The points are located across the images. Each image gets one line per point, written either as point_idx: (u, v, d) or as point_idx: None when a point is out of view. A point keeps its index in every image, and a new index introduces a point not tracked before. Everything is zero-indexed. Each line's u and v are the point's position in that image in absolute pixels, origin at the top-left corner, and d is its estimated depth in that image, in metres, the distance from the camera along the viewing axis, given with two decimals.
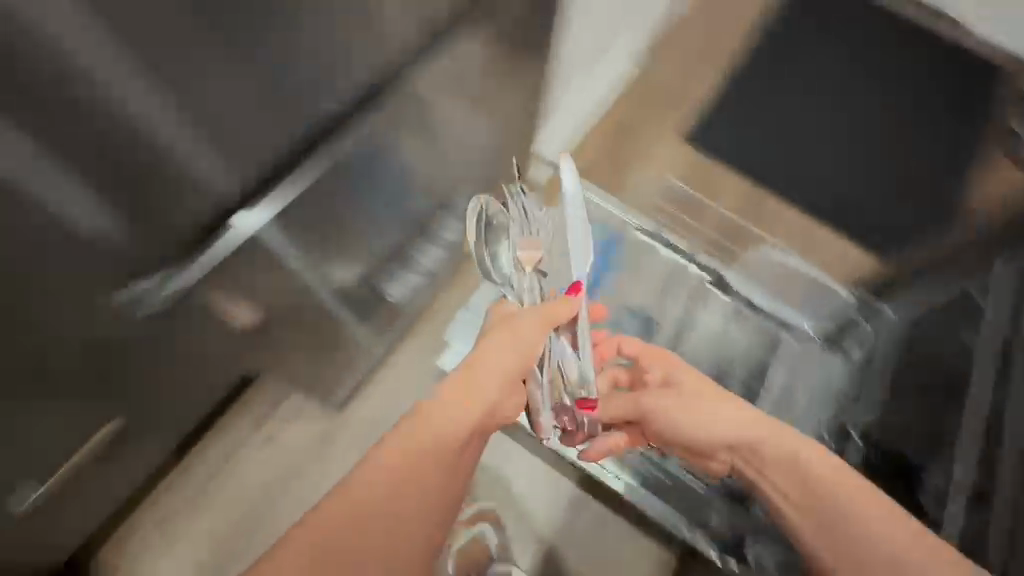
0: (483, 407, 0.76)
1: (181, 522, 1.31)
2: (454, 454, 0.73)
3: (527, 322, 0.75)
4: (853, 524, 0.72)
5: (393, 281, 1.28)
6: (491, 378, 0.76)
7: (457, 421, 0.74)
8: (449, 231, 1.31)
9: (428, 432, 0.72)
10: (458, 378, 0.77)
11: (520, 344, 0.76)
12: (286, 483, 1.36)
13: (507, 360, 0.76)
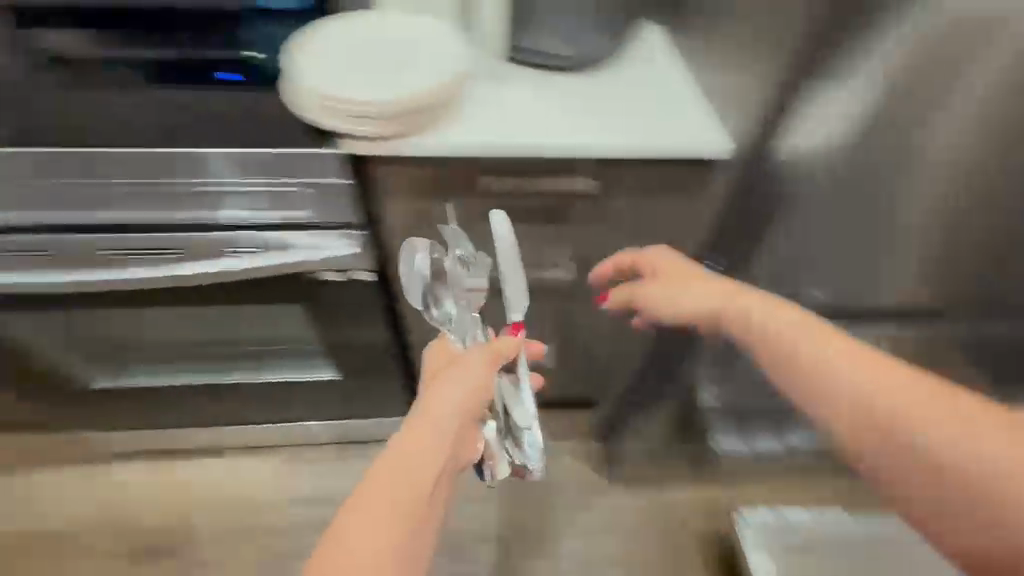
0: (458, 428, 0.61)
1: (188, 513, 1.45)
2: (444, 441, 0.59)
3: (466, 362, 0.65)
4: (759, 314, 0.78)
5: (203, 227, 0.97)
6: (453, 411, 0.61)
7: (422, 441, 0.58)
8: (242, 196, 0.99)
9: (396, 460, 0.57)
10: (415, 416, 0.61)
11: (455, 379, 0.64)
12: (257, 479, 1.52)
13: (454, 399, 0.62)
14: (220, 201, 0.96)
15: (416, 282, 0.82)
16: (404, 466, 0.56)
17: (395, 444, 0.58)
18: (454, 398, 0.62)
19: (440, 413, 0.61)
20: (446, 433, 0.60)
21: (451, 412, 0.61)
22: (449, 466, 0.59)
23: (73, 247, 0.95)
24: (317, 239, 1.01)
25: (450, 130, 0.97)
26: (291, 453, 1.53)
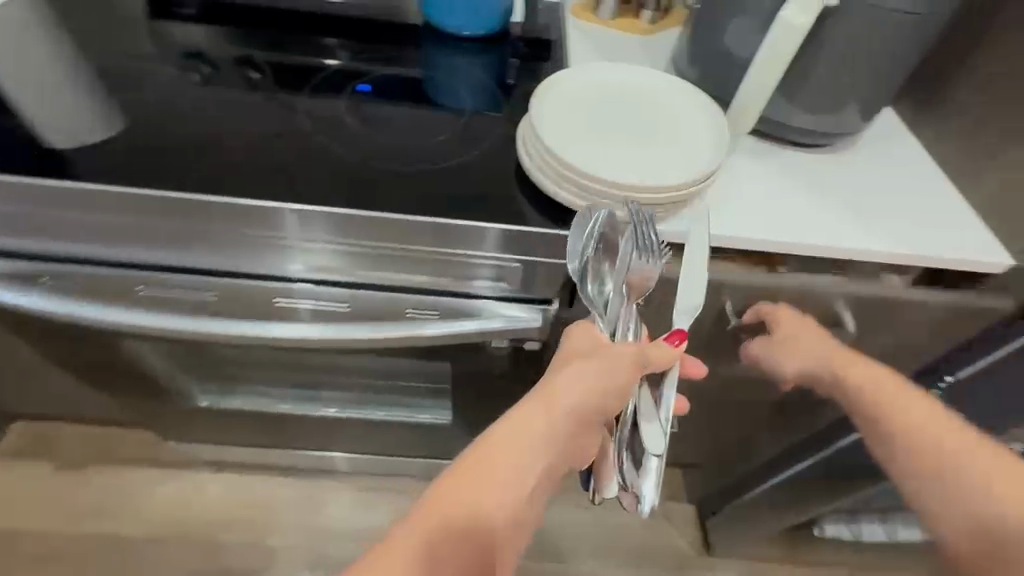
0: (570, 427, 0.51)
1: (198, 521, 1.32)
2: (547, 441, 0.51)
3: (609, 358, 0.53)
4: (921, 439, 0.63)
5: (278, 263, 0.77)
6: (572, 410, 0.52)
7: (534, 427, 0.51)
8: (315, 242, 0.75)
9: (505, 433, 0.50)
10: (531, 399, 0.53)
11: (594, 371, 0.53)
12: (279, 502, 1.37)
13: (582, 394, 0.52)
14: (322, 252, 0.75)
15: (583, 245, 0.59)
16: (502, 456, 0.50)
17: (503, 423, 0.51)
18: (576, 399, 0.52)
19: (563, 409, 0.51)
20: (557, 436, 0.51)
21: (568, 412, 0.51)
22: (546, 467, 0.51)
23: (246, 294, 0.78)
24: (501, 303, 0.79)
25: (720, 218, 0.69)
26: (364, 479, 1.41)
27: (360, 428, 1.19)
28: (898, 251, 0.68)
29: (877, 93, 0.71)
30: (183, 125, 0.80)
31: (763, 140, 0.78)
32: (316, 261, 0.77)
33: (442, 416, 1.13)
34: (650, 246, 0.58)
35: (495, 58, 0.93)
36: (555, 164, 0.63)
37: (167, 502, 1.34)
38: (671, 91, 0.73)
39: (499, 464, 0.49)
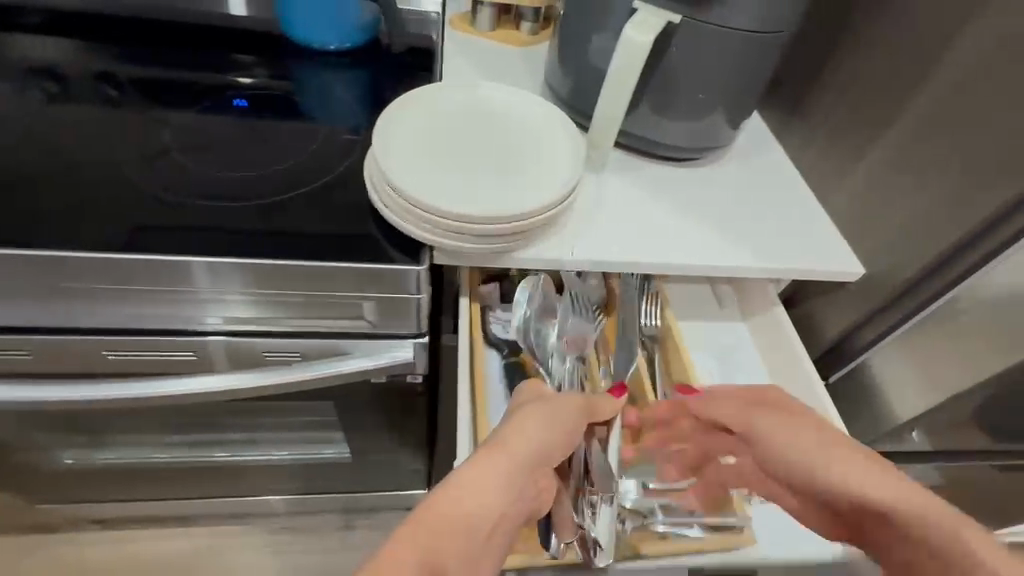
0: (532, 470, 0.47)
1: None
2: (512, 483, 0.45)
3: (564, 403, 0.53)
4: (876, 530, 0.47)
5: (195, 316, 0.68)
6: (533, 453, 0.48)
7: (497, 469, 0.45)
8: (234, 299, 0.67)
9: (465, 479, 0.43)
10: (488, 443, 0.47)
11: (551, 416, 0.51)
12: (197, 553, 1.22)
13: (540, 436, 0.49)
14: (238, 304, 0.67)
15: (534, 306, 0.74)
16: (462, 501, 0.42)
17: (463, 467, 0.44)
18: (537, 442, 0.49)
19: (524, 451, 0.48)
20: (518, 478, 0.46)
21: (530, 454, 0.48)
22: (510, 514, 0.45)
23: (68, 350, 0.69)
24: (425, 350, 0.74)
25: (581, 240, 0.66)
26: (276, 520, 1.27)
27: (259, 470, 1.08)
28: (762, 266, 0.68)
29: (739, 104, 0.71)
30: (1, 156, 0.70)
31: (633, 154, 0.77)
32: (234, 312, 0.68)
33: (344, 451, 1.06)
34: (582, 310, 0.75)
35: (368, 66, 0.87)
36: (396, 194, 0.59)
37: (47, 571, 1.18)
38: (536, 109, 0.70)
39: (462, 510, 0.42)
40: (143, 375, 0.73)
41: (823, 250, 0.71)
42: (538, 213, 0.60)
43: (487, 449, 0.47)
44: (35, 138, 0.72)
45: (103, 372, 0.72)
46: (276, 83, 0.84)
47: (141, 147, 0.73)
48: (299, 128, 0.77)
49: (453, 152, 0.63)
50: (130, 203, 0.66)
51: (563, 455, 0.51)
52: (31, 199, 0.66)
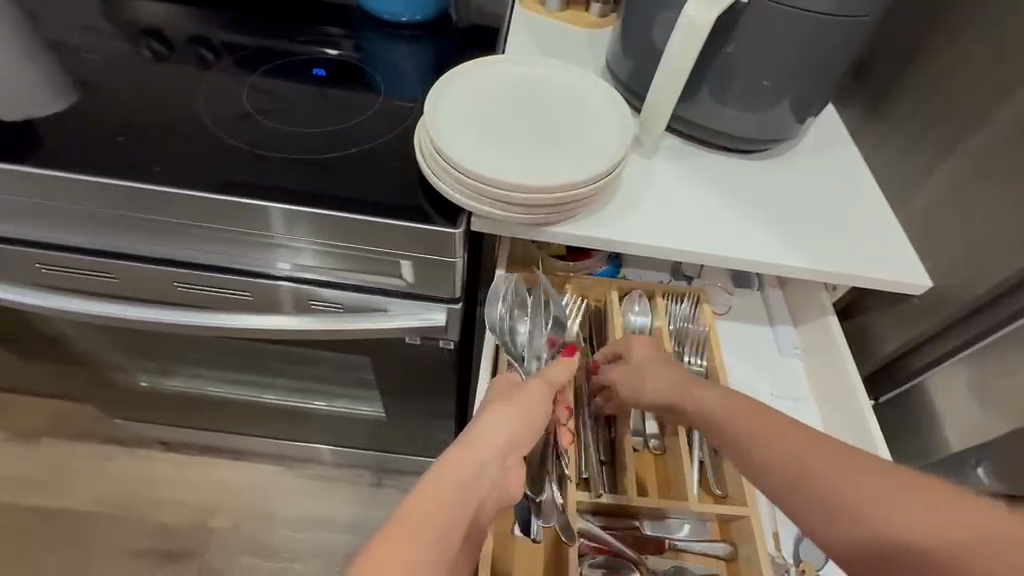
0: (504, 461, 0.49)
1: (164, 502, 1.30)
2: (484, 476, 0.47)
3: (529, 392, 0.54)
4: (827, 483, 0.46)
5: (273, 260, 0.75)
6: (502, 446, 0.50)
7: (469, 466, 0.47)
8: (301, 249, 0.72)
9: (441, 477, 0.46)
10: (459, 442, 0.49)
11: (517, 406, 0.53)
12: (245, 483, 1.33)
13: (508, 429, 0.51)
14: (310, 253, 0.73)
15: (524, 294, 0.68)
16: (445, 497, 0.44)
17: (441, 466, 0.46)
18: (506, 434, 0.50)
19: (499, 441, 0.50)
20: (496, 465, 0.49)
21: (499, 446, 0.50)
22: (483, 505, 0.47)
23: (147, 278, 0.78)
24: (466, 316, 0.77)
25: (628, 221, 0.66)
26: (314, 467, 1.36)
27: (302, 416, 1.16)
28: (824, 270, 0.64)
29: (814, 95, 0.66)
30: (114, 101, 0.78)
31: (690, 142, 0.74)
32: (300, 260, 0.74)
33: (379, 410, 1.11)
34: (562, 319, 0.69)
35: (437, 41, 0.89)
36: (451, 170, 0.60)
37: (119, 479, 1.32)
38: (589, 89, 0.70)
39: (444, 506, 0.44)
40: (206, 308, 0.81)
41: (891, 257, 0.66)
42: (591, 185, 0.61)
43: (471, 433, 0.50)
44: (142, 87, 0.81)
45: (176, 302, 0.81)
46: (351, 52, 0.88)
47: (228, 102, 0.80)
48: (367, 94, 0.81)
49: (504, 128, 0.64)
50: (216, 150, 0.73)
51: (529, 441, 0.53)
52: (134, 141, 0.73)
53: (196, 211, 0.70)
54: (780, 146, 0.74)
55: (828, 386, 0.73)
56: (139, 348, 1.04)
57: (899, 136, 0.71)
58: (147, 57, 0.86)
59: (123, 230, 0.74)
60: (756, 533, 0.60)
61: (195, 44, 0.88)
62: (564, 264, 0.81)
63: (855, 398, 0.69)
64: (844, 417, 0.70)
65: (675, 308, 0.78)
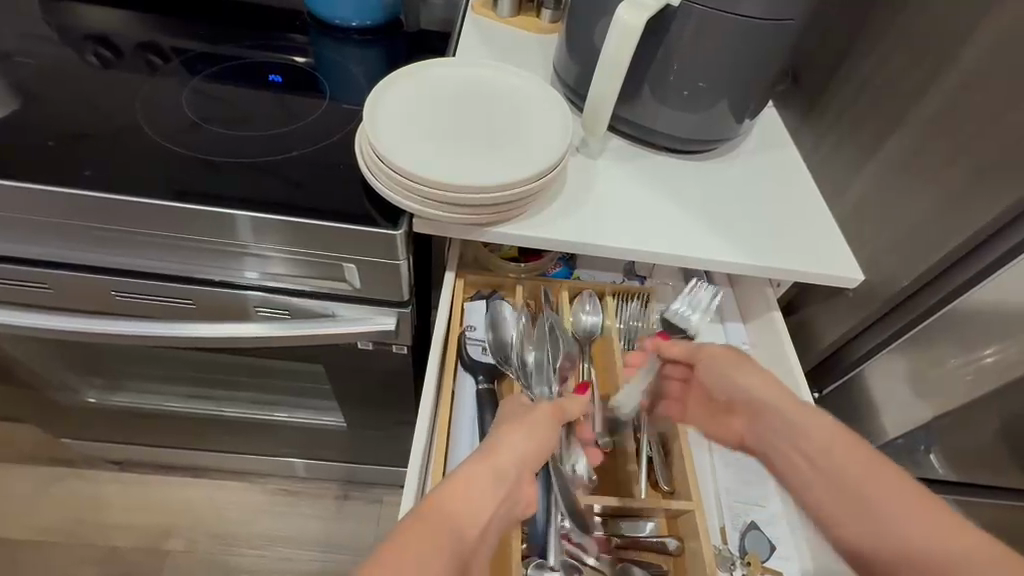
0: (521, 474, 0.48)
1: (120, 524, 1.25)
2: (499, 488, 0.46)
3: (541, 413, 0.54)
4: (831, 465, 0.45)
5: (234, 269, 0.73)
6: (519, 460, 0.49)
7: (487, 473, 0.46)
8: (262, 257, 0.71)
9: (457, 484, 0.44)
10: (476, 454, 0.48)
11: (531, 425, 0.52)
12: (207, 500, 1.29)
13: (525, 445, 0.50)
14: (276, 261, 0.71)
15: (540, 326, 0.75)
16: (455, 502, 0.43)
17: (457, 472, 0.45)
18: (518, 450, 0.49)
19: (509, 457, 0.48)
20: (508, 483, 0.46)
21: (516, 460, 0.48)
22: (497, 519, 0.45)
23: (86, 288, 0.76)
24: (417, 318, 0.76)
25: (569, 221, 0.66)
26: (278, 482, 1.32)
27: (262, 430, 1.13)
28: (763, 264, 0.66)
29: (748, 96, 0.68)
30: (48, 107, 0.76)
31: (634, 144, 0.76)
32: (268, 268, 0.72)
33: (341, 420, 1.08)
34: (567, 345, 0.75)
35: (387, 45, 0.89)
36: (389, 170, 0.60)
37: (68, 503, 1.26)
38: (533, 92, 0.71)
39: (455, 511, 0.42)
40: (150, 317, 0.79)
41: (825, 251, 0.68)
42: (532, 183, 0.62)
43: (479, 449, 0.49)
44: (78, 92, 0.78)
45: (116, 312, 0.79)
46: (300, 57, 0.88)
47: (169, 107, 0.78)
48: (315, 98, 0.81)
49: (446, 130, 0.64)
50: (153, 155, 0.71)
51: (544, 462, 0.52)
52: (67, 146, 0.71)
53: (128, 216, 0.67)
54: (722, 146, 0.76)
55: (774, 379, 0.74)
56: (87, 363, 1.00)
57: (832, 136, 0.73)
58: (87, 62, 0.83)
59: (57, 238, 0.71)
60: (700, 529, 0.60)
61: (139, 49, 0.86)
62: (517, 266, 0.81)
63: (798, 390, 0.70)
64: None
65: (624, 308, 0.79)
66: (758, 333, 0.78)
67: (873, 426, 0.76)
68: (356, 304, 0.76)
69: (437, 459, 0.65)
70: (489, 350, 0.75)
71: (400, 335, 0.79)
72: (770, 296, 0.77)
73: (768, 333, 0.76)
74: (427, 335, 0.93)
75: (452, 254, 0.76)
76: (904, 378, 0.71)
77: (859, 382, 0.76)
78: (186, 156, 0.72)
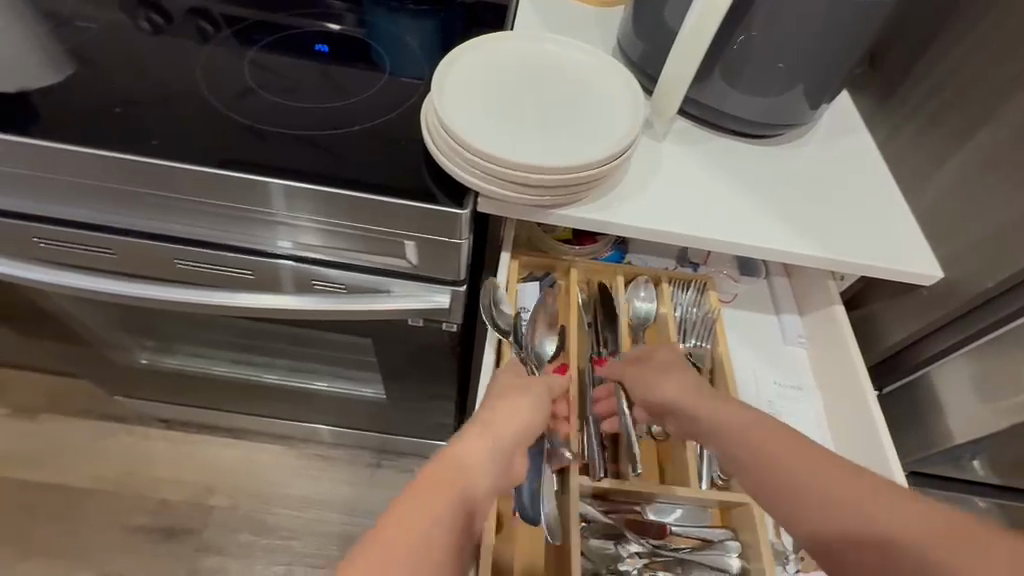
0: (513, 450, 0.51)
1: (166, 479, 1.31)
2: (498, 461, 0.49)
3: (536, 385, 0.58)
4: (835, 498, 0.41)
5: (288, 242, 0.74)
6: (513, 436, 0.52)
7: (482, 446, 0.49)
8: (315, 231, 0.71)
9: (451, 462, 0.47)
10: (471, 427, 0.52)
11: (523, 402, 0.55)
12: (246, 461, 1.34)
13: (518, 423, 0.53)
14: (326, 235, 0.71)
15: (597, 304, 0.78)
16: (461, 476, 0.46)
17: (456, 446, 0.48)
18: (511, 425, 0.53)
19: (502, 432, 0.51)
20: (503, 456, 0.50)
21: (511, 435, 0.52)
22: (498, 491, 0.49)
23: (145, 255, 0.77)
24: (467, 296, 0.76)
25: (635, 204, 0.65)
26: (313, 447, 1.36)
27: (303, 397, 1.16)
28: (827, 256, 0.64)
29: (825, 80, 0.65)
30: (107, 73, 0.76)
31: (697, 125, 0.73)
32: (299, 238, 0.73)
33: (380, 392, 1.10)
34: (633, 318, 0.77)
35: (443, 16, 0.87)
36: (455, 147, 0.59)
37: (116, 457, 1.32)
38: (596, 68, 0.68)
39: (460, 484, 0.46)
40: (203, 285, 0.80)
41: (899, 247, 0.66)
42: (607, 164, 0.60)
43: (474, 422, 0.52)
44: (136, 58, 0.79)
45: (171, 279, 0.80)
46: (354, 27, 0.86)
47: (224, 76, 0.78)
48: (371, 70, 0.79)
49: (515, 110, 0.62)
50: (210, 124, 0.71)
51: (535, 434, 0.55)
52: (127, 113, 0.72)
53: (184, 184, 0.68)
54: (790, 131, 0.73)
55: (835, 374, 0.73)
56: (139, 326, 1.03)
57: (914, 123, 0.69)
58: (140, 28, 0.83)
59: (119, 206, 0.73)
60: (756, 522, 0.61)
61: (191, 15, 0.86)
62: (570, 248, 0.81)
63: (863, 385, 0.68)
64: (850, 407, 0.70)
65: (680, 295, 0.78)
66: (820, 325, 0.76)
67: (932, 427, 0.74)
68: (408, 280, 0.76)
69: None
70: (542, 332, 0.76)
71: (450, 311, 0.79)
72: (832, 288, 0.75)
73: (834, 326, 0.73)
74: (472, 313, 0.94)
75: (507, 233, 0.75)
76: (974, 384, 0.68)
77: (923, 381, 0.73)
78: (241, 125, 0.71)
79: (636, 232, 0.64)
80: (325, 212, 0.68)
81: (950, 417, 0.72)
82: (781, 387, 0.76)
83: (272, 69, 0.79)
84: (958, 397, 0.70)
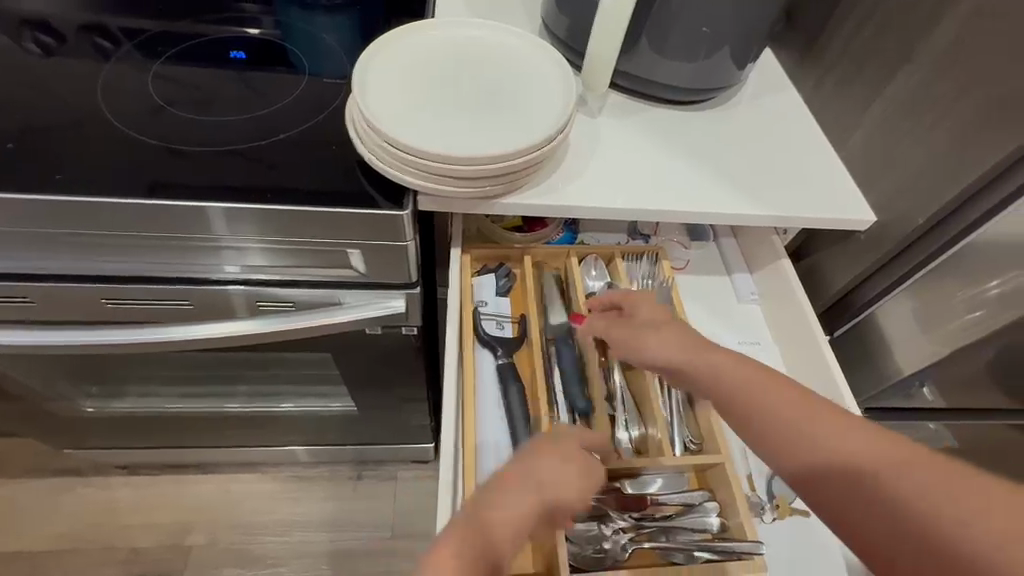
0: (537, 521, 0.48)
1: (137, 526, 1.24)
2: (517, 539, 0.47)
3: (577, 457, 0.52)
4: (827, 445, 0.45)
5: (226, 265, 0.70)
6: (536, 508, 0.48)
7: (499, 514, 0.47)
8: (254, 251, 0.68)
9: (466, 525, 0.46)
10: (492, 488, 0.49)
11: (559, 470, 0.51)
12: (221, 494, 1.28)
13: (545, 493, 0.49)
14: (268, 254, 0.68)
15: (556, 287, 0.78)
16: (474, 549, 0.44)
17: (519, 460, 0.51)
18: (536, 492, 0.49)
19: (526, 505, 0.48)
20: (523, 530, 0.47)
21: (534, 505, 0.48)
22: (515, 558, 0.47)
23: (71, 298, 0.71)
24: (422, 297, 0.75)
25: (576, 183, 0.64)
26: (289, 469, 1.32)
27: (270, 421, 1.11)
28: (770, 212, 0.65)
29: (750, 39, 0.66)
30: None
31: (631, 98, 0.73)
32: (245, 261, 0.69)
33: (350, 404, 1.07)
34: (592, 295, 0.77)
35: (361, 8, 0.83)
36: (386, 146, 0.56)
37: (78, 513, 1.24)
38: (521, 48, 0.67)
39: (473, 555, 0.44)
40: (140, 322, 0.75)
41: (837, 197, 0.68)
42: (546, 146, 0.59)
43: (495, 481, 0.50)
44: (27, 84, 0.71)
45: (104, 320, 0.75)
46: (269, 29, 0.81)
47: (130, 95, 0.71)
48: (292, 73, 0.75)
49: (444, 101, 0.60)
50: (122, 149, 0.66)
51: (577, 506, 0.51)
52: (26, 146, 0.65)
53: (101, 217, 0.63)
54: (722, 94, 0.74)
55: (790, 325, 0.75)
56: (81, 374, 0.96)
57: (834, 76, 0.72)
58: (26, 50, 0.76)
59: (31, 250, 0.67)
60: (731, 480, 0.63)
61: (85, 33, 0.79)
62: (520, 236, 0.80)
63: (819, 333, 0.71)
64: (805, 355, 0.72)
65: (635, 268, 0.79)
66: (772, 278, 0.78)
67: (881, 361, 0.78)
68: (361, 290, 0.74)
69: (464, 436, 0.65)
70: (503, 323, 0.75)
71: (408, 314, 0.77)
72: (777, 244, 0.77)
73: (788, 281, 0.75)
74: (432, 311, 0.92)
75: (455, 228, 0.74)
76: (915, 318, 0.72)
77: (871, 323, 0.76)
78: (157, 145, 0.66)
79: (582, 211, 0.64)
80: (262, 230, 0.65)
81: (896, 351, 0.76)
82: (741, 344, 0.78)
83: (184, 82, 0.74)
84: (903, 331, 0.74)
